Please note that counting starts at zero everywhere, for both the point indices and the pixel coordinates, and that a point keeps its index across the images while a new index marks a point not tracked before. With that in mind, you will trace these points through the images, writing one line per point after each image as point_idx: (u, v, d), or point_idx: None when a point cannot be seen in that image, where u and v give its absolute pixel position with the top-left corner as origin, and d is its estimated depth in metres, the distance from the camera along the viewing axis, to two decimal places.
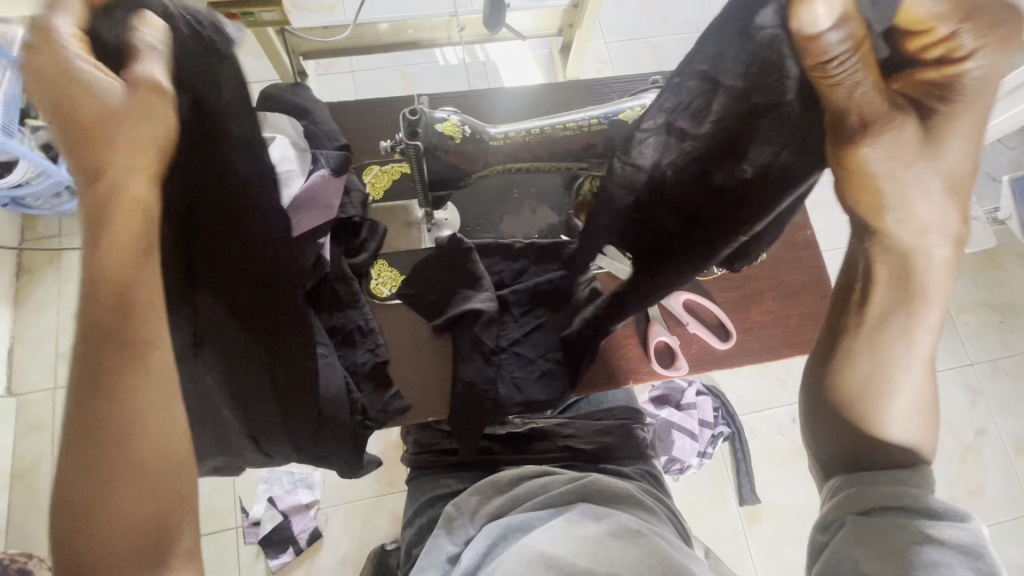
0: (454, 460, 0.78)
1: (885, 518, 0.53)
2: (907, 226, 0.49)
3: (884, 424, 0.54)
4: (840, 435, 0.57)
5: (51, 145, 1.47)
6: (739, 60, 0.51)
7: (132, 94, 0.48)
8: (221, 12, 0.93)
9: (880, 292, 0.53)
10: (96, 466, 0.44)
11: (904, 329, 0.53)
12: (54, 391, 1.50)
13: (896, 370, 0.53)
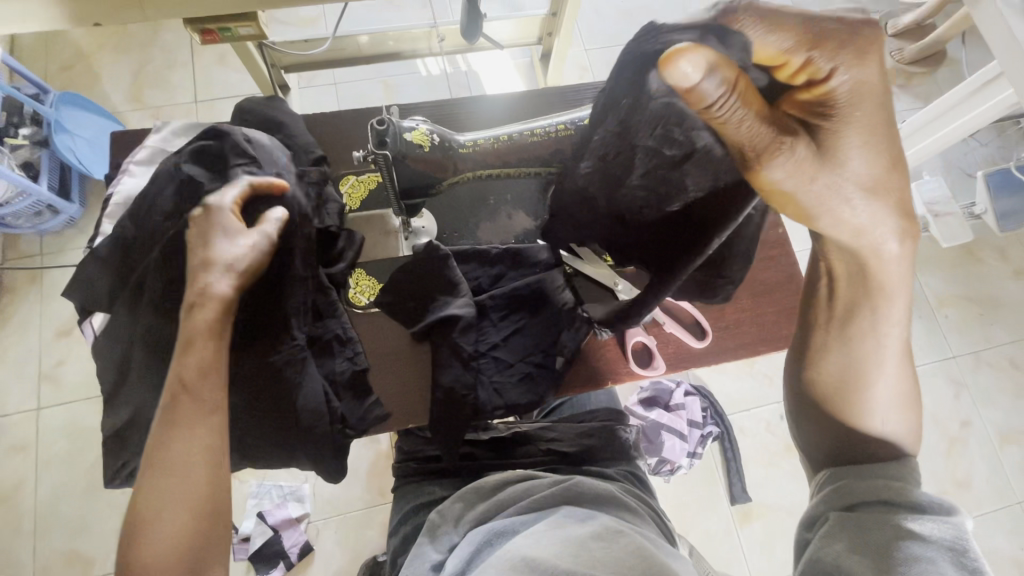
0: (438, 467, 0.78)
1: (865, 512, 0.53)
2: (841, 228, 0.50)
3: (864, 417, 0.57)
4: (825, 432, 0.60)
5: (30, 163, 1.47)
6: (646, 119, 0.55)
7: (245, 242, 0.62)
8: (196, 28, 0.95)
9: (842, 287, 0.56)
10: (160, 495, 0.55)
11: (871, 326, 0.55)
12: (36, 411, 1.48)
13: (871, 364, 0.56)
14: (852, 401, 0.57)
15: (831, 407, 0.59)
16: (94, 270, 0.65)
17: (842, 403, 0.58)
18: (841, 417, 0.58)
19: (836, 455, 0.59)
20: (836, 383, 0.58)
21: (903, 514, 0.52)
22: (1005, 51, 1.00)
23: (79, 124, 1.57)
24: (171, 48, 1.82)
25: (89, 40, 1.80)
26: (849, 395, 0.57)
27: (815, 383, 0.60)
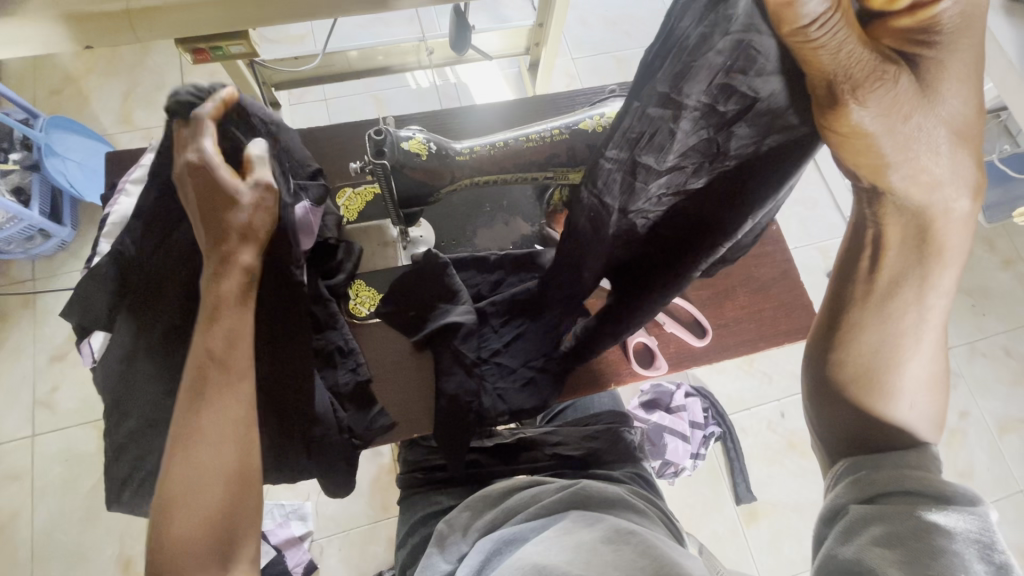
0: (444, 476, 0.78)
1: (889, 504, 0.50)
2: (917, 182, 0.48)
3: (891, 400, 0.54)
4: (847, 416, 0.56)
5: (21, 188, 1.46)
6: (704, 69, 0.49)
7: (257, 194, 0.61)
8: (187, 47, 0.95)
9: (890, 256, 0.52)
10: (190, 465, 0.54)
11: (915, 297, 0.52)
12: (31, 438, 1.46)
13: (905, 339, 0.52)
14: (881, 384, 0.53)
15: (857, 390, 0.55)
16: (90, 289, 0.64)
17: (869, 388, 0.54)
18: (865, 402, 0.54)
19: (855, 443, 0.55)
20: (866, 362, 0.54)
21: (926, 506, 0.48)
22: (983, 46, 1.03)
23: (69, 147, 1.56)
24: (161, 70, 1.83)
25: (79, 65, 1.81)
26: (879, 376, 0.53)
27: (843, 365, 0.55)
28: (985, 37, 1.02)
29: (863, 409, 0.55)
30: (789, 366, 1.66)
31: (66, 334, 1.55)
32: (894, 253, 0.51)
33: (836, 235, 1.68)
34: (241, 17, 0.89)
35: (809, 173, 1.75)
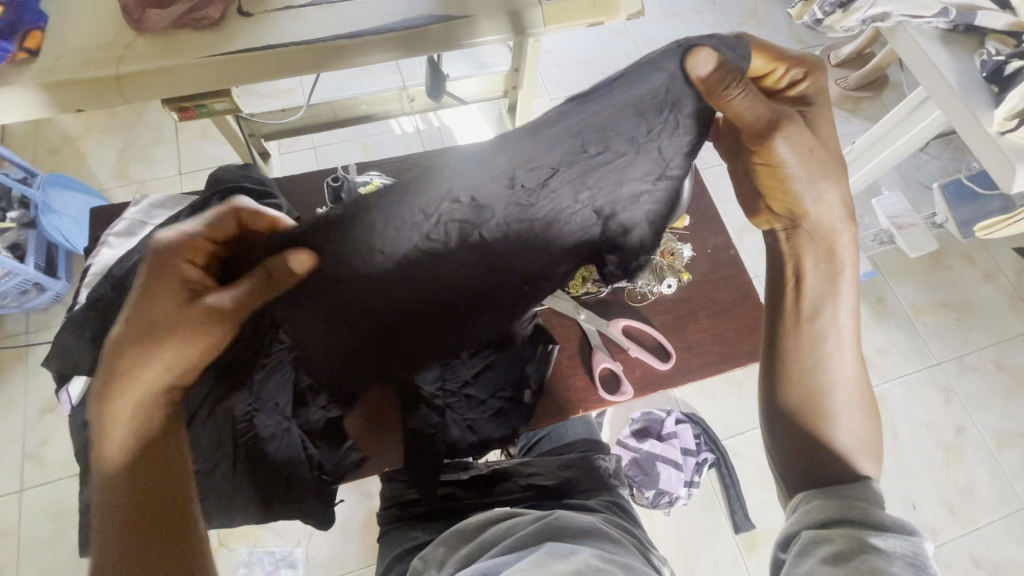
0: (419, 512, 0.77)
1: (836, 529, 0.52)
2: (820, 204, 0.61)
3: (833, 422, 0.60)
4: (800, 435, 0.61)
5: (18, 245, 1.50)
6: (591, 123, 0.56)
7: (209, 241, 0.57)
8: (173, 106, 1.01)
9: (809, 277, 0.63)
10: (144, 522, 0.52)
11: (831, 319, 0.62)
12: (21, 492, 1.45)
13: (828, 357, 0.61)
14: (823, 403, 0.61)
15: (809, 409, 0.61)
16: (70, 337, 0.66)
17: (820, 407, 0.61)
18: (817, 421, 0.60)
19: (808, 460, 0.60)
20: (813, 382, 0.61)
21: (867, 529, 0.51)
22: (926, 72, 1.09)
23: (65, 203, 1.62)
24: (155, 127, 1.92)
25: (78, 126, 1.89)
26: (822, 393, 0.61)
27: (791, 384, 0.62)
28: (927, 64, 1.08)
29: (817, 427, 0.60)
30: None
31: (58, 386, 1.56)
32: (831, 267, 0.62)
33: None
34: (223, 77, 0.96)
35: None
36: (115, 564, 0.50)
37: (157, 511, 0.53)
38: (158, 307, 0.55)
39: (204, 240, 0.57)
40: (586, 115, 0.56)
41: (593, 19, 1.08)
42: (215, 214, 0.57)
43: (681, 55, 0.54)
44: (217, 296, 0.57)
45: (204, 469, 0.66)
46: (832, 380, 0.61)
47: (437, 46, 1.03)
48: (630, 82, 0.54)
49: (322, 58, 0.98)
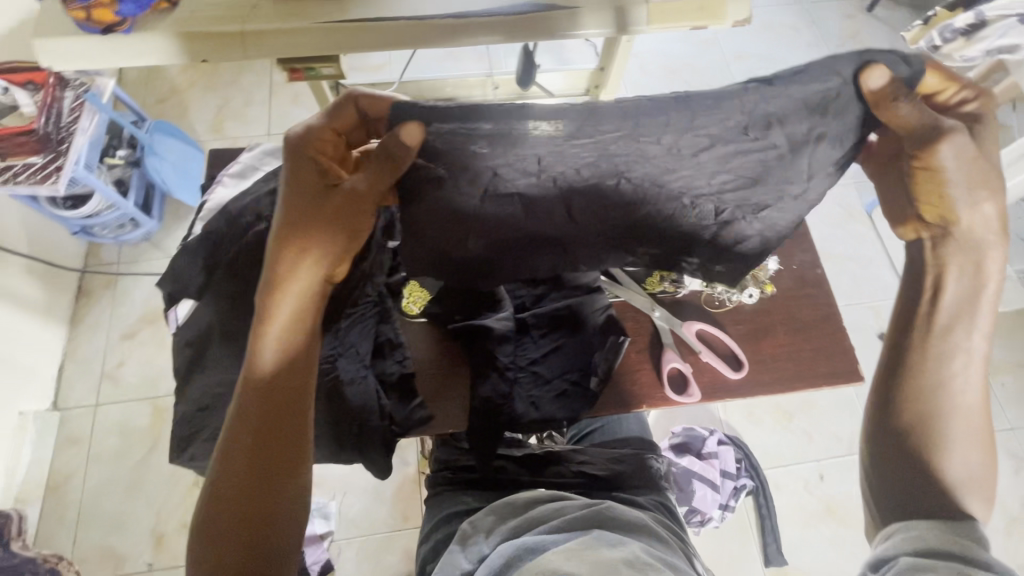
0: (471, 477, 0.80)
1: (936, 560, 0.52)
2: (976, 219, 0.63)
3: (944, 449, 0.60)
4: (905, 460, 0.61)
5: (122, 181, 1.62)
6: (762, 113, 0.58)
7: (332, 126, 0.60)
8: (287, 66, 1.08)
9: (950, 292, 0.64)
10: (271, 406, 0.61)
11: (962, 340, 0.62)
12: (96, 406, 1.58)
13: (952, 381, 0.62)
14: (935, 430, 0.61)
15: (920, 433, 0.61)
16: (183, 262, 0.72)
17: (931, 433, 0.61)
18: (923, 448, 0.61)
19: (910, 488, 0.60)
20: (930, 406, 0.62)
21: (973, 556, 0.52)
22: None
23: (167, 148, 1.75)
24: (253, 88, 2.03)
25: (185, 79, 2.03)
26: (939, 419, 0.61)
27: (905, 407, 0.63)
28: None
29: (921, 454, 0.61)
30: (831, 426, 1.60)
31: (140, 315, 1.69)
32: (976, 279, 0.63)
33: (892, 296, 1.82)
34: (335, 43, 1.01)
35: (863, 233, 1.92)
36: (243, 437, 0.60)
37: (286, 392, 0.62)
38: (307, 207, 0.62)
39: (330, 129, 0.60)
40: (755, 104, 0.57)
41: (697, 22, 1.08)
42: (333, 104, 0.59)
43: (858, 67, 0.55)
44: (349, 183, 0.62)
45: None
46: (952, 407, 0.61)
47: (538, 34, 1.05)
48: (812, 77, 0.55)
49: (429, 34, 1.02)
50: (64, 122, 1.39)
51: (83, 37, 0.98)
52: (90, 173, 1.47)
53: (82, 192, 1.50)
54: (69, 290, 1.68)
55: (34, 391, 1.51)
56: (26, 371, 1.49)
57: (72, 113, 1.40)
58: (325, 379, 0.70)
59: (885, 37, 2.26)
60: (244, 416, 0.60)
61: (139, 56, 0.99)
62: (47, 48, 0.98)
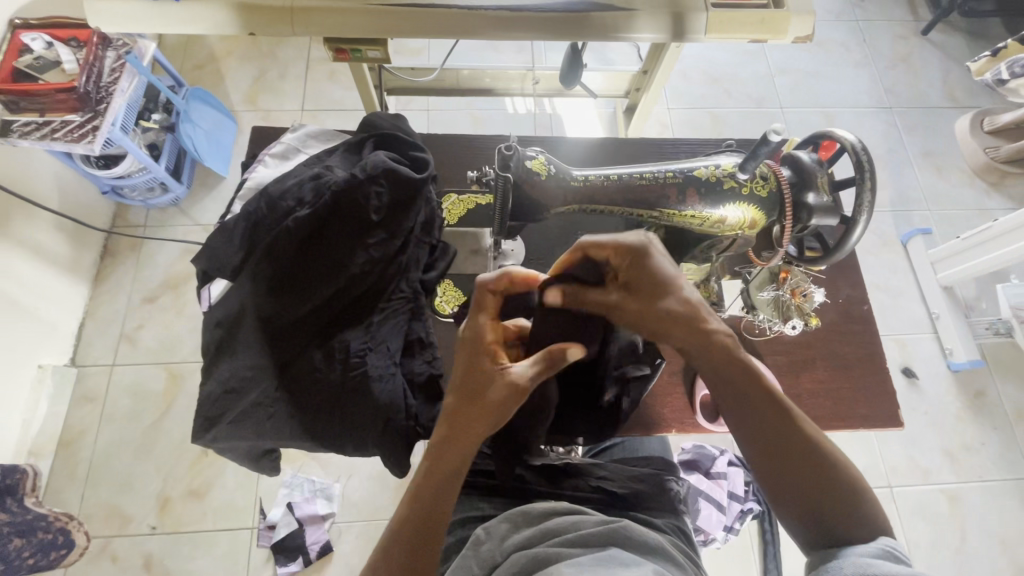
0: (489, 484, 0.79)
1: None
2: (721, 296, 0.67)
3: (799, 444, 0.60)
4: (784, 479, 0.59)
5: (155, 145, 1.62)
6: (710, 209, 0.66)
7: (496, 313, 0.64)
8: (333, 47, 1.06)
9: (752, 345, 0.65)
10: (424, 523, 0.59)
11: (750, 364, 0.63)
12: (112, 367, 1.59)
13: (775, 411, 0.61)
14: (780, 434, 0.60)
15: (773, 446, 0.60)
16: (221, 241, 0.72)
17: (780, 443, 0.60)
18: (788, 459, 0.59)
19: (807, 508, 0.59)
20: (753, 413, 0.61)
21: (849, 558, 0.55)
22: None
23: (201, 116, 1.75)
24: (291, 61, 2.02)
25: (223, 47, 2.02)
26: (770, 421, 0.60)
27: (734, 425, 0.62)
28: None
29: (798, 466, 0.59)
30: None
31: (162, 280, 1.70)
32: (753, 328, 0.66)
33: (918, 330, 1.78)
34: (385, 28, 0.99)
35: (895, 262, 1.87)
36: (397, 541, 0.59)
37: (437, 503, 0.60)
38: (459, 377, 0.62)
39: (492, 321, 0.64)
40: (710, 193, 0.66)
41: (757, 35, 1.04)
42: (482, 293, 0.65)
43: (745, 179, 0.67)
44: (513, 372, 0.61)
45: (315, 393, 0.70)
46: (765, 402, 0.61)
47: (591, 35, 1.02)
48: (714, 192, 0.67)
49: (481, 25, 1.00)
50: (104, 82, 1.40)
51: (132, 1, 0.97)
52: (126, 135, 1.47)
53: (117, 152, 1.50)
54: (95, 249, 1.69)
55: (54, 346, 1.53)
56: (47, 327, 1.50)
57: (113, 73, 1.41)
58: (352, 372, 0.70)
59: (937, 62, 2.20)
60: (410, 506, 0.60)
61: (187, 24, 0.98)
62: (93, 9, 0.97)
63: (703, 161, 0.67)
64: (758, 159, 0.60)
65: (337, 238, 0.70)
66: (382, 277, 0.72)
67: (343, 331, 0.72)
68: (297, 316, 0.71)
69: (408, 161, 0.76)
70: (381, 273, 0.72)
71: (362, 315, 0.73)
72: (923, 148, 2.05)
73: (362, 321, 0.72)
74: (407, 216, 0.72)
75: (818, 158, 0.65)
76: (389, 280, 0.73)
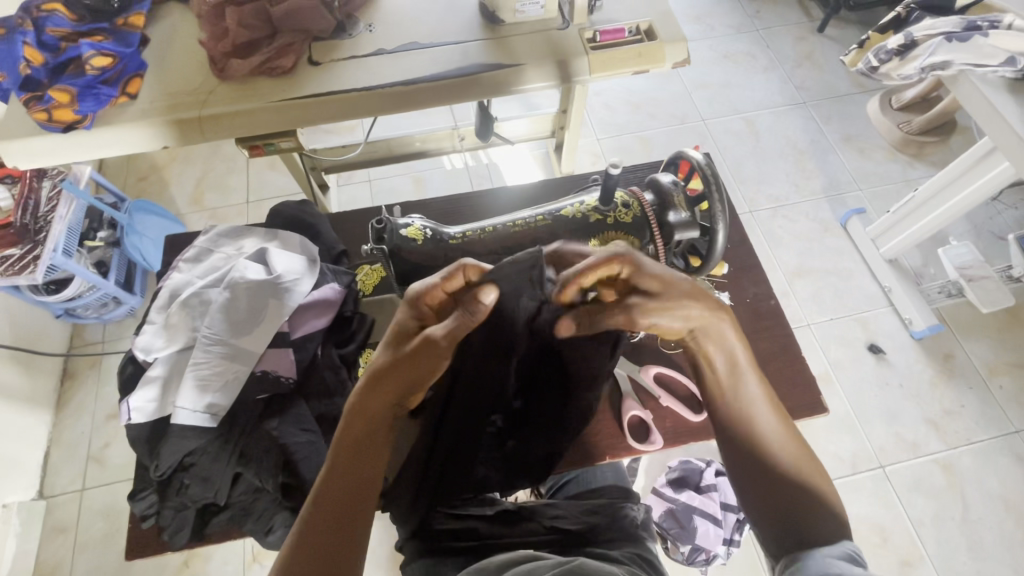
0: (439, 550, 0.75)
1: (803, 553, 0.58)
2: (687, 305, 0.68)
3: (766, 458, 0.65)
4: (776, 562, 0.60)
5: (103, 261, 1.65)
6: (583, 233, 0.74)
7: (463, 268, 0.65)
8: (244, 144, 1.11)
9: (723, 327, 0.69)
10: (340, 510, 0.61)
11: (721, 350, 0.70)
12: (83, 492, 1.55)
13: (744, 402, 0.68)
14: (764, 484, 0.65)
15: (735, 433, 0.68)
16: (132, 369, 0.75)
17: (745, 439, 0.67)
18: (760, 473, 0.65)
19: (755, 481, 0.65)
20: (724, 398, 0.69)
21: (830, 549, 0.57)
22: (993, 125, 1.06)
23: (146, 226, 1.78)
24: (230, 158, 2.09)
25: (163, 156, 2.09)
26: (734, 397, 0.69)
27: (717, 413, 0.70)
28: (994, 116, 1.06)
29: (769, 483, 0.64)
30: (830, 446, 1.62)
31: None
32: (721, 345, 0.70)
33: (874, 306, 1.82)
34: (290, 119, 1.05)
35: (840, 246, 1.93)
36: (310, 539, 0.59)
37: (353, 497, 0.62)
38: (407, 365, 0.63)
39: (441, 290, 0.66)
40: (582, 219, 0.74)
41: (638, 67, 1.12)
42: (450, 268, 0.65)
43: (624, 197, 0.74)
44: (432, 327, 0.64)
45: (244, 488, 0.70)
46: (732, 357, 0.69)
47: (484, 92, 1.09)
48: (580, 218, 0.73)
49: (380, 103, 1.06)
50: (42, 212, 1.43)
51: (43, 136, 1.02)
52: (70, 258, 1.49)
53: (63, 276, 1.52)
54: (54, 375, 1.68)
55: (19, 481, 1.49)
56: (10, 462, 1.47)
57: (50, 202, 1.44)
58: (280, 473, 0.69)
59: (838, 54, 2.34)
60: (340, 480, 0.62)
61: (103, 148, 1.03)
62: (5, 150, 1.01)
63: (568, 201, 0.75)
64: (612, 189, 0.71)
65: (232, 333, 0.72)
66: (303, 368, 0.74)
67: (224, 431, 0.70)
68: (212, 429, 0.70)
69: (304, 370, 0.74)
70: (294, 358, 0.73)
71: (282, 401, 0.72)
72: (843, 134, 2.16)
73: (282, 406, 0.72)
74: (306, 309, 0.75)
75: (675, 179, 0.73)
76: (309, 363, 0.74)
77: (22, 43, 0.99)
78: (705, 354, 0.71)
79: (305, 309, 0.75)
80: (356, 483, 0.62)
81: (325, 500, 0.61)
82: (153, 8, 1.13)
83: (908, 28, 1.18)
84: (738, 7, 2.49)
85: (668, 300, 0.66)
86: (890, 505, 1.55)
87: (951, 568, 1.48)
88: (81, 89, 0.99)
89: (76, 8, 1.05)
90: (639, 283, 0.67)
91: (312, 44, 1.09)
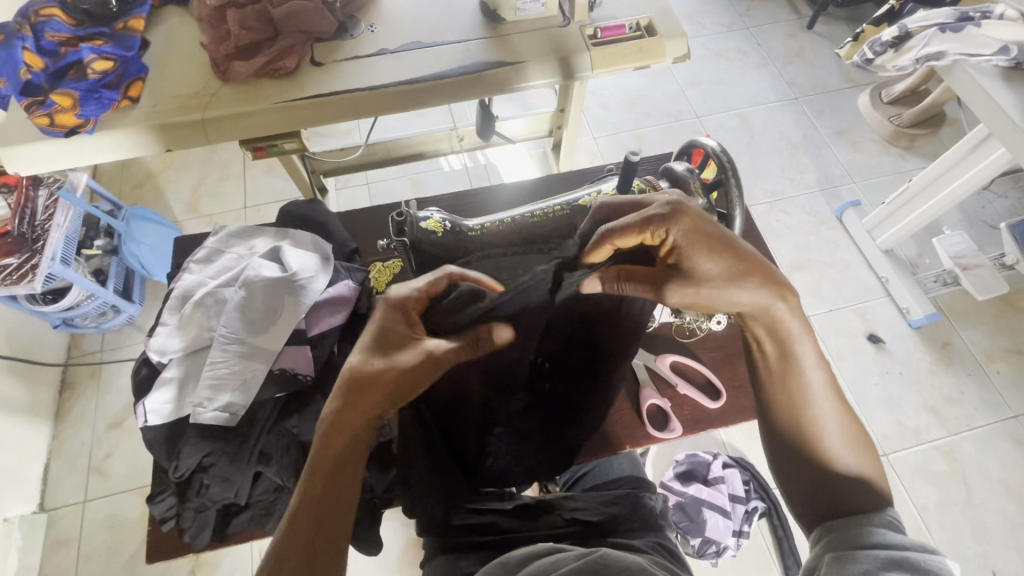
0: (463, 544, 0.75)
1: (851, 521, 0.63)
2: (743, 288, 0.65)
3: (814, 439, 0.68)
4: (812, 529, 0.66)
5: (100, 270, 1.63)
6: None
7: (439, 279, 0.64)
8: (248, 147, 1.11)
9: (785, 306, 0.67)
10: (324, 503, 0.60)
11: (781, 337, 0.69)
12: (84, 504, 1.53)
13: (802, 387, 0.68)
14: (809, 465, 0.68)
15: (785, 415, 0.70)
16: (146, 371, 0.75)
17: (793, 422, 0.69)
18: (805, 454, 0.68)
19: (800, 464, 0.69)
20: (775, 380, 0.70)
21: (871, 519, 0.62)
22: (990, 115, 1.08)
23: (144, 233, 1.75)
24: (226, 163, 2.08)
25: (158, 163, 2.07)
26: (789, 382, 0.69)
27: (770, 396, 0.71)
28: (990, 104, 1.08)
29: (813, 465, 0.68)
30: None
31: (125, 402, 1.66)
32: (780, 336, 0.69)
33: (871, 297, 1.84)
34: (294, 120, 1.05)
35: (836, 238, 1.96)
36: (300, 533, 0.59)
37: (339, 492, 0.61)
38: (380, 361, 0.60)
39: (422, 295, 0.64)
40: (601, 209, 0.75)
41: (640, 63, 1.13)
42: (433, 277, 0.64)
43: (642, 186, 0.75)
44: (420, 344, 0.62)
45: (265, 487, 0.70)
46: (784, 344, 0.68)
47: (488, 90, 1.09)
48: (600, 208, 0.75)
49: (385, 102, 1.06)
50: (39, 220, 1.41)
51: (44, 142, 1.01)
52: (68, 267, 1.47)
53: (61, 285, 1.50)
54: (53, 385, 1.66)
55: (20, 494, 1.47)
56: (10, 475, 1.45)
57: (46, 211, 1.43)
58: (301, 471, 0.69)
59: (828, 50, 2.38)
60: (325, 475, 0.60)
61: (105, 152, 1.03)
62: (6, 156, 1.00)
63: (585, 191, 0.78)
64: (629, 179, 0.73)
65: (246, 334, 0.72)
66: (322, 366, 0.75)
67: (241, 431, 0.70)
68: (230, 428, 0.69)
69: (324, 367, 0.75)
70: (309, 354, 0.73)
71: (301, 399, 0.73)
72: (835, 128, 2.18)
73: (302, 404, 0.72)
74: (323, 308, 0.75)
75: (689, 167, 0.74)
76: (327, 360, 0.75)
77: (21, 48, 0.98)
78: (764, 337, 0.70)
79: (323, 308, 0.75)
80: (340, 478, 0.61)
81: (314, 497, 0.60)
82: (153, 13, 1.13)
83: (901, 21, 1.20)
84: (728, 5, 2.52)
85: (723, 279, 0.64)
86: (894, 493, 1.56)
87: (957, 553, 1.49)
88: (84, 93, 0.98)
89: (75, 13, 1.04)
90: (680, 254, 0.63)
91: (314, 45, 1.09)
